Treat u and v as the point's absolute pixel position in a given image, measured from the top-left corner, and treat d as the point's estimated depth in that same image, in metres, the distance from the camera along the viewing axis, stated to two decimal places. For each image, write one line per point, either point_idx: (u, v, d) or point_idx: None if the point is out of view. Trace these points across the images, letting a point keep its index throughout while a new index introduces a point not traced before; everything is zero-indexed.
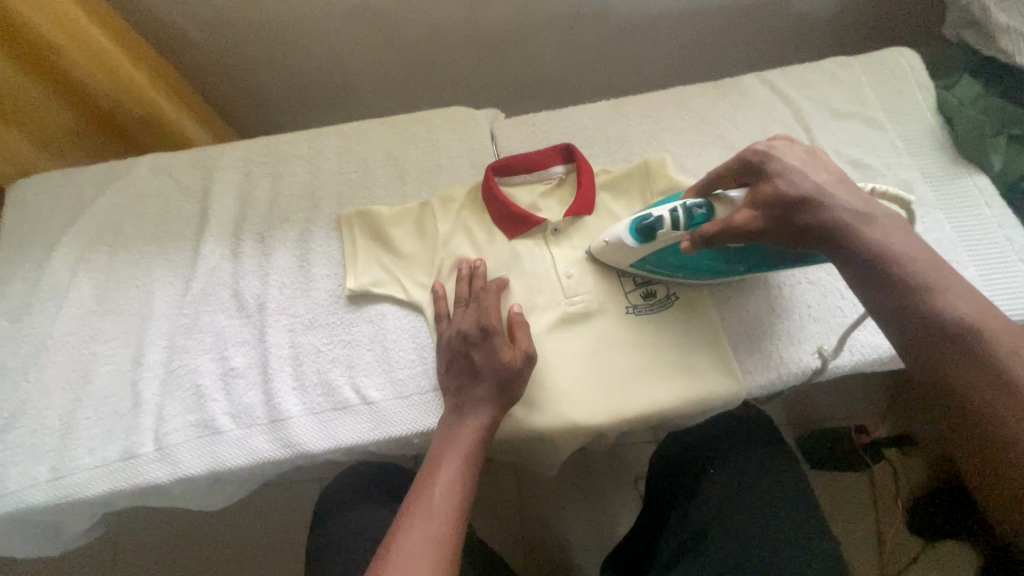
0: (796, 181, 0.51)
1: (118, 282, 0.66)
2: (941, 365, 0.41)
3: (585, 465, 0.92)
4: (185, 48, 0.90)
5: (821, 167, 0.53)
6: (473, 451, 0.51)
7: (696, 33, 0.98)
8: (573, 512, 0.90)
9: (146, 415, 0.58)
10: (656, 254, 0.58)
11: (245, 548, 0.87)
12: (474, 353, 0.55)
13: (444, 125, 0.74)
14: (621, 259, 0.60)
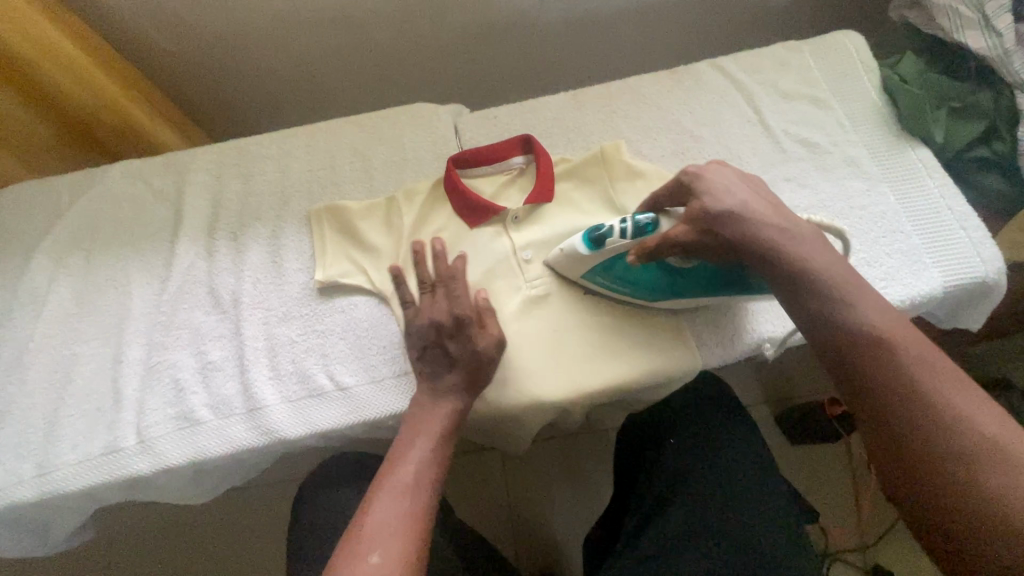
0: (721, 198, 0.53)
1: (95, 284, 0.67)
2: (859, 364, 0.44)
3: (565, 445, 0.95)
4: (155, 57, 0.92)
5: (751, 189, 0.55)
6: (446, 431, 0.54)
7: (658, 23, 1.01)
8: (555, 491, 0.93)
9: (127, 410, 0.61)
10: (607, 263, 0.60)
11: (238, 540, 0.90)
12: (449, 344, 0.58)
13: (408, 121, 0.77)
14: (575, 268, 0.62)
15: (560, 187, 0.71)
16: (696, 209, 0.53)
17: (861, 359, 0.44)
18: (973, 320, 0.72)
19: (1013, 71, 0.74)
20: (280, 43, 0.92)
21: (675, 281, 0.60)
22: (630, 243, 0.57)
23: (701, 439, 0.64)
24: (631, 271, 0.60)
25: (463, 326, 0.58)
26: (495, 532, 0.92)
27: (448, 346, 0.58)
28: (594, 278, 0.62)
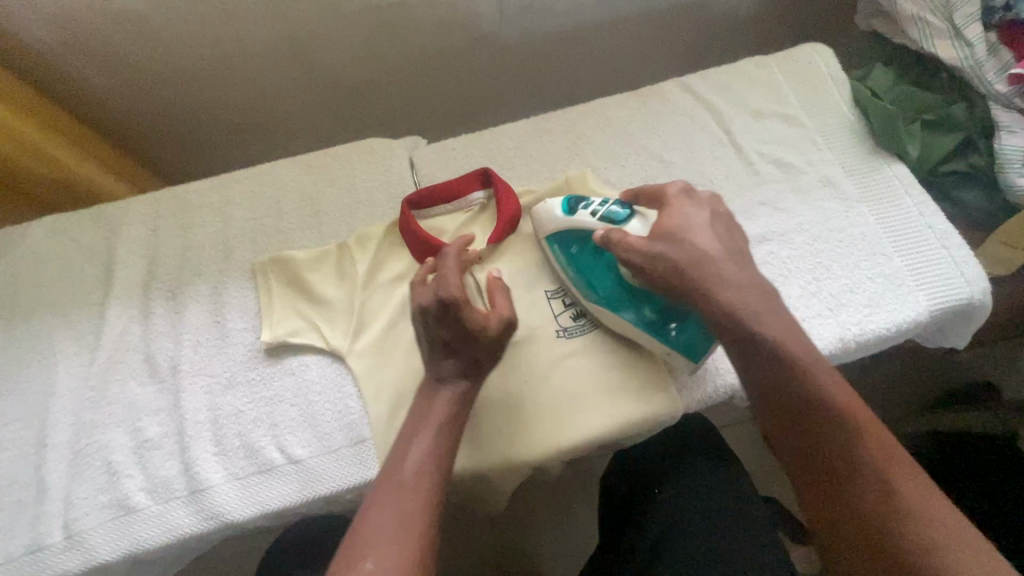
0: (689, 235, 0.52)
1: (16, 359, 0.61)
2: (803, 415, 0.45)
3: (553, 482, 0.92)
4: (87, 96, 0.85)
5: (722, 234, 0.53)
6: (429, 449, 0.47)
7: (623, 40, 0.98)
8: (544, 532, 0.88)
9: (53, 502, 0.55)
10: (578, 238, 0.59)
11: None
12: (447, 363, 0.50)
13: (359, 159, 0.72)
14: (543, 228, 0.61)
15: (526, 221, 0.67)
16: (665, 223, 0.53)
17: (806, 427, 0.45)
18: (960, 339, 0.70)
19: (987, 82, 0.72)
20: (222, 75, 0.86)
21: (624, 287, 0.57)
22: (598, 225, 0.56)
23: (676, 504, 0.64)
24: (588, 258, 0.59)
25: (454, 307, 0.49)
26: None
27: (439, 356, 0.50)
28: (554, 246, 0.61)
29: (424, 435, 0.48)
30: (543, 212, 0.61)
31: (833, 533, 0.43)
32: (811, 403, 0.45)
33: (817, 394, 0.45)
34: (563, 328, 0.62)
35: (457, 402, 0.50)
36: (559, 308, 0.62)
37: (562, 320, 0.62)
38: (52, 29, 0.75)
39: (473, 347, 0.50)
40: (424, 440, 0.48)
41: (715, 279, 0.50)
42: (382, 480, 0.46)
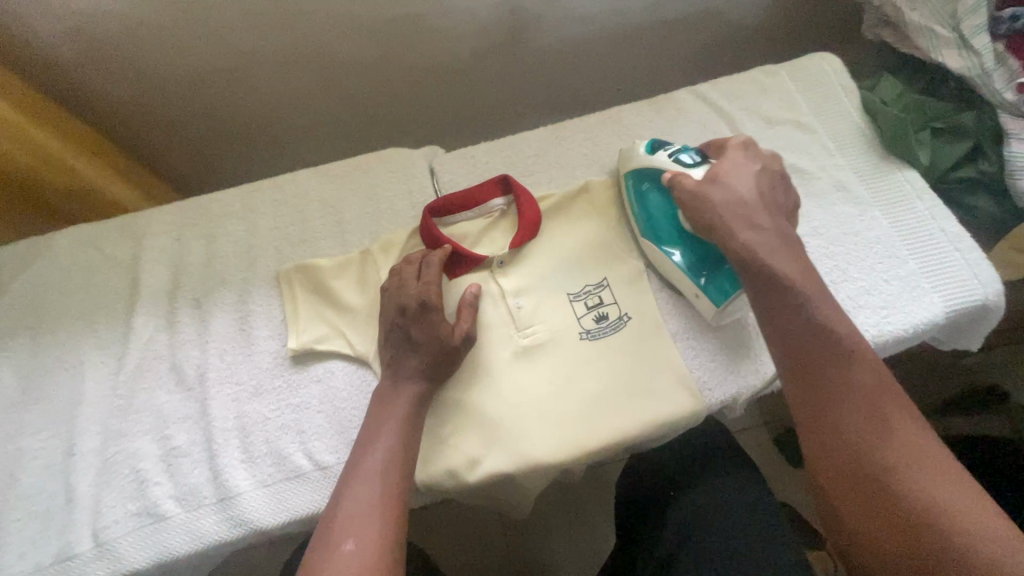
0: (736, 182, 0.57)
1: (44, 367, 0.61)
2: (830, 374, 0.47)
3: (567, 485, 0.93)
4: (105, 109, 0.86)
5: (773, 189, 0.58)
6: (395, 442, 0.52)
7: (634, 51, 0.99)
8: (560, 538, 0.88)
9: (82, 510, 0.55)
10: (651, 176, 0.64)
11: None
12: (410, 358, 0.56)
13: (381, 168, 0.73)
14: (626, 165, 0.67)
15: (546, 227, 0.68)
16: (725, 171, 0.58)
17: (833, 385, 0.46)
18: (973, 339, 0.71)
19: (996, 90, 0.73)
20: (239, 86, 0.87)
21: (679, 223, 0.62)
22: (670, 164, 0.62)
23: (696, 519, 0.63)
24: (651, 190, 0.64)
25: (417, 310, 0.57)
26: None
27: (402, 358, 0.56)
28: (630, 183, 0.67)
29: (386, 432, 0.52)
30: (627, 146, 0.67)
31: (847, 508, 0.44)
32: (837, 381, 0.46)
33: (847, 373, 0.46)
34: (587, 331, 0.62)
35: (419, 396, 0.55)
36: (582, 312, 0.63)
37: (585, 324, 0.62)
38: (71, 41, 0.76)
39: (433, 342, 0.56)
40: (387, 437, 0.52)
41: (745, 221, 0.54)
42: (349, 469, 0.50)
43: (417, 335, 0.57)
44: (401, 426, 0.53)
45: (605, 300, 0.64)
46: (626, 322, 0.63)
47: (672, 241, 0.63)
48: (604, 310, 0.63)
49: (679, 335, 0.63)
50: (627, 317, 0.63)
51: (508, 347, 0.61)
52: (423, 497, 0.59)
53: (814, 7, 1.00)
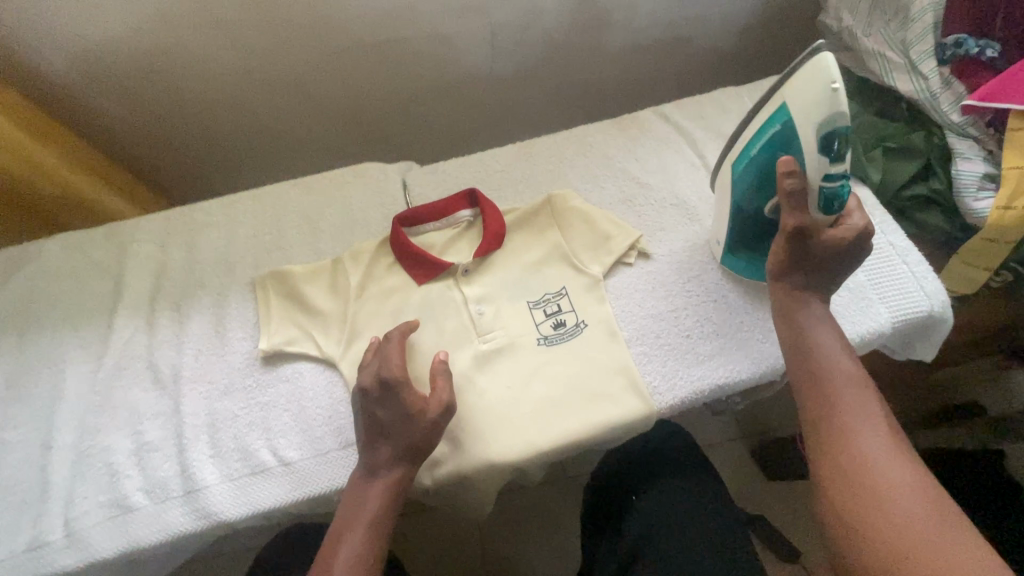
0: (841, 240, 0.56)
1: (27, 366, 0.64)
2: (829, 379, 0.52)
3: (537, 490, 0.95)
4: (103, 125, 0.91)
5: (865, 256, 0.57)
6: (373, 522, 0.52)
7: (606, 73, 1.05)
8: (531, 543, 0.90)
9: (55, 500, 0.57)
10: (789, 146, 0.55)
11: None
12: (381, 447, 0.54)
13: (356, 180, 0.77)
14: (803, 93, 0.52)
15: (510, 238, 0.71)
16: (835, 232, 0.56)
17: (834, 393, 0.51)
18: (926, 352, 0.73)
19: (942, 113, 0.77)
20: (233, 104, 0.93)
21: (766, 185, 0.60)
22: (809, 155, 0.53)
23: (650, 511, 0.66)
24: (774, 134, 0.56)
25: (394, 387, 0.54)
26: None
27: (377, 445, 0.54)
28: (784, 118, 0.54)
29: (350, 538, 0.51)
30: (810, 78, 0.51)
31: (831, 490, 0.46)
32: (838, 405, 0.50)
33: (845, 391, 0.51)
34: (545, 337, 0.65)
35: (388, 492, 0.53)
36: (540, 318, 0.66)
37: (544, 328, 0.65)
38: (73, 63, 0.81)
39: (405, 430, 0.54)
40: (353, 535, 0.52)
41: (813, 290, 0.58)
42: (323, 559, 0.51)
43: (391, 417, 0.54)
44: (371, 526, 0.52)
45: (563, 308, 0.67)
46: (582, 328, 0.66)
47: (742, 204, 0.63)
48: (562, 318, 0.66)
49: (634, 342, 0.66)
50: (583, 325, 0.66)
51: (468, 350, 0.64)
52: None
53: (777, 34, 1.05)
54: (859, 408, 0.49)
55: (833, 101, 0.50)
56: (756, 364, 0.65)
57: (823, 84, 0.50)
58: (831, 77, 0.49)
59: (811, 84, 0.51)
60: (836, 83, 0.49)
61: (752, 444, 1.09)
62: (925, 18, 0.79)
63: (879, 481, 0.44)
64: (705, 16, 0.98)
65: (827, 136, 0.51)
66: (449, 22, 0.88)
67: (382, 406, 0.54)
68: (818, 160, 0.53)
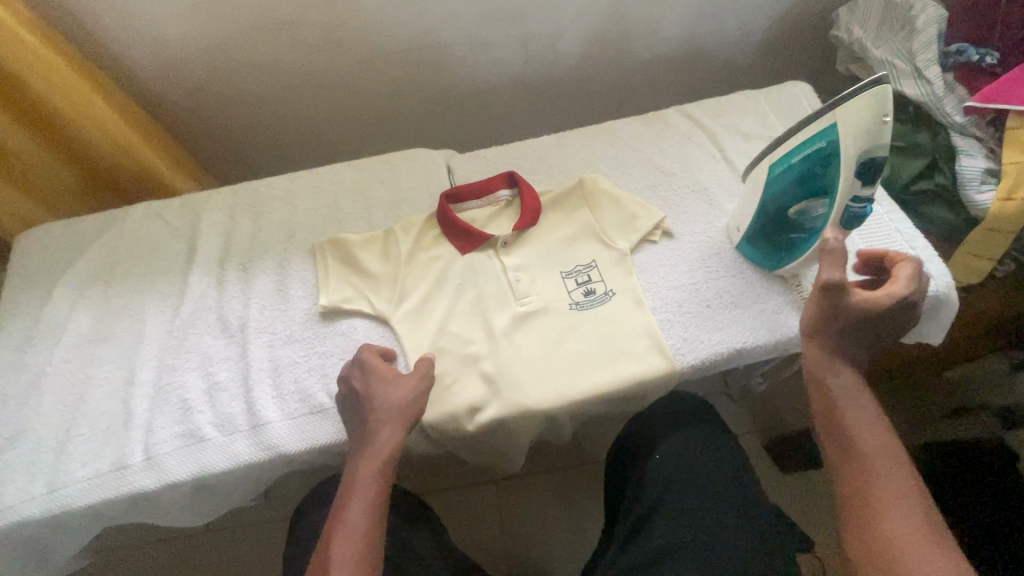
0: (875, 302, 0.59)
1: (112, 313, 0.72)
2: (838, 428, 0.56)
3: (549, 462, 1.12)
4: (175, 113, 1.01)
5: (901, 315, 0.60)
6: (378, 489, 0.55)
7: (631, 79, 1.13)
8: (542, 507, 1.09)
9: (136, 428, 0.64)
10: (823, 165, 0.60)
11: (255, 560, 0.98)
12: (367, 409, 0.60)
13: (404, 163, 0.85)
14: (849, 120, 0.56)
15: (545, 216, 0.78)
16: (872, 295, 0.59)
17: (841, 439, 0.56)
18: (935, 334, 0.78)
19: (946, 114, 0.84)
20: (292, 98, 1.02)
21: (797, 196, 0.65)
22: (846, 178, 0.58)
23: (673, 473, 0.71)
24: (816, 150, 0.60)
25: (370, 364, 0.62)
26: (487, 541, 1.07)
27: (364, 412, 0.60)
28: (827, 138, 0.58)
29: (359, 495, 0.54)
30: (864, 108, 0.55)
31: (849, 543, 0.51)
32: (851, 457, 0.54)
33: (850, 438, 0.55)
34: (577, 303, 0.71)
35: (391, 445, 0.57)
36: (573, 286, 0.72)
37: (575, 296, 0.72)
38: (158, 58, 0.91)
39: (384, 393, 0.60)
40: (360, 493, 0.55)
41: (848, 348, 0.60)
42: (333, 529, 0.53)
43: (367, 387, 0.61)
44: (373, 486, 0.55)
45: (593, 279, 0.73)
46: (610, 297, 0.72)
47: (769, 206, 0.69)
48: (592, 287, 0.72)
49: (658, 309, 0.72)
50: (611, 294, 0.72)
51: (506, 311, 0.70)
52: (427, 439, 0.68)
53: (791, 46, 1.13)
54: (879, 455, 0.53)
55: (879, 131, 0.55)
56: (771, 333, 0.71)
57: (875, 116, 0.54)
58: (883, 110, 0.54)
59: (864, 112, 0.55)
60: (886, 117, 0.54)
61: (764, 434, 1.13)
62: (929, 29, 0.87)
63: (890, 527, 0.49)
64: (725, 29, 1.07)
65: (864, 163, 0.57)
66: (492, 30, 0.97)
67: (355, 376, 0.62)
68: (852, 183, 0.58)
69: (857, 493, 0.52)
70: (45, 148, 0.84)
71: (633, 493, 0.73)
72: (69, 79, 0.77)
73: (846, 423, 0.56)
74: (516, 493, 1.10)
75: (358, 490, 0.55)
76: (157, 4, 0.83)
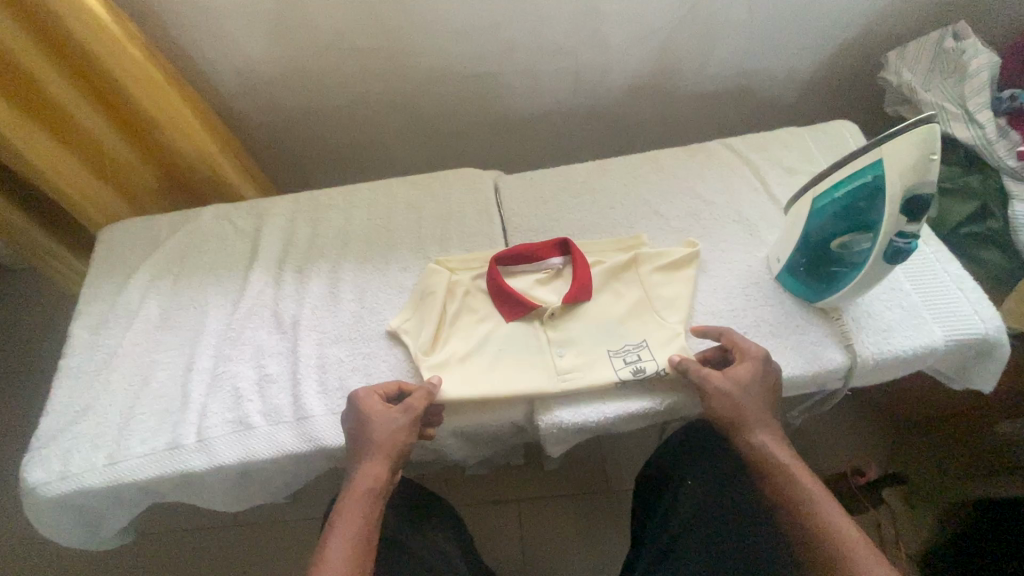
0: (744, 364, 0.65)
1: (180, 302, 0.78)
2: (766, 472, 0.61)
3: (576, 479, 1.12)
4: (248, 127, 1.10)
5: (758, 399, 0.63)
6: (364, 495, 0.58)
7: (677, 112, 1.16)
8: (567, 529, 1.08)
9: (192, 412, 0.68)
10: (868, 200, 0.61)
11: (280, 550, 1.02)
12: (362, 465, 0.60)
13: (454, 182, 0.89)
14: (901, 157, 0.57)
15: (595, 275, 0.76)
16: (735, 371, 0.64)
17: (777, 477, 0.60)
18: (984, 381, 0.76)
19: (999, 157, 0.83)
20: (354, 118, 1.10)
21: (837, 229, 0.66)
22: (891, 212, 0.59)
23: (695, 494, 0.71)
24: (862, 183, 0.61)
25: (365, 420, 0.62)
26: (507, 560, 1.06)
27: (359, 437, 0.61)
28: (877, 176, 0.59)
29: (342, 523, 0.57)
30: (912, 144, 0.55)
31: None
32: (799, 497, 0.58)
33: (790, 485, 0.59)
34: (623, 380, 0.67)
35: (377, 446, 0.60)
36: (620, 364, 0.68)
37: (625, 378, 0.67)
38: (240, 78, 1.00)
39: (383, 428, 0.61)
40: (344, 517, 0.57)
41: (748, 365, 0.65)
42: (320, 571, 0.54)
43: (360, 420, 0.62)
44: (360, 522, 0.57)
45: (643, 357, 0.69)
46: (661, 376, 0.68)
47: (811, 240, 0.69)
48: (642, 364, 0.68)
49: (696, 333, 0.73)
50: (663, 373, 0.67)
51: (542, 327, 0.72)
52: (459, 441, 0.70)
53: (839, 87, 1.14)
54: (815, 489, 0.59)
55: (926, 169, 0.55)
56: (811, 366, 0.70)
57: (923, 153, 0.55)
58: (930, 149, 0.55)
59: (911, 150, 0.56)
60: (934, 155, 0.55)
61: None
62: (979, 76, 0.88)
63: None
64: (773, 68, 1.09)
65: (910, 198, 0.57)
66: (545, 61, 1.02)
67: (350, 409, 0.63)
68: (897, 219, 0.59)
69: (825, 551, 0.55)
70: (133, 151, 0.93)
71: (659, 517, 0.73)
72: (165, 91, 0.86)
73: (797, 491, 0.59)
74: (542, 514, 1.10)
75: (340, 530, 0.56)
76: (245, 30, 0.92)
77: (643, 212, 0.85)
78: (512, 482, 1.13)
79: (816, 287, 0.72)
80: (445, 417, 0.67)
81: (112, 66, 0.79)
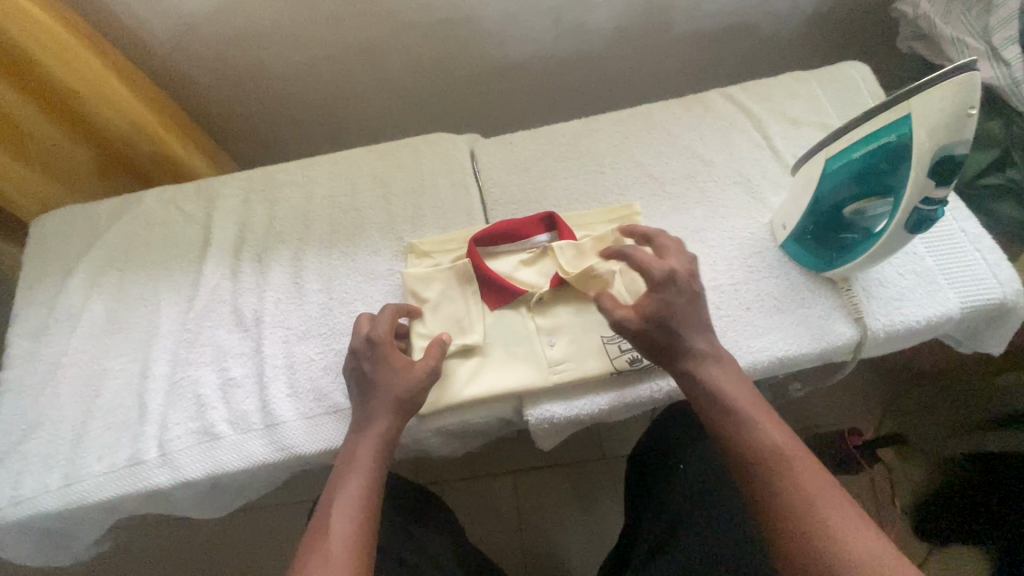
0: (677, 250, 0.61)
1: (127, 302, 0.70)
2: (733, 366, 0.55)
3: (571, 448, 1.10)
4: (193, 93, 0.98)
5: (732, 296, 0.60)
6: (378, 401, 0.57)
7: (669, 56, 1.06)
8: (562, 499, 1.06)
9: (151, 424, 0.63)
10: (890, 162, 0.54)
11: (268, 539, 0.99)
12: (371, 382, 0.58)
13: (425, 149, 0.80)
14: (936, 112, 0.49)
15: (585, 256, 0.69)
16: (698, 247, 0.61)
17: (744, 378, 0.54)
18: (996, 343, 0.71)
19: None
20: (312, 77, 0.98)
21: (851, 196, 0.59)
22: (916, 175, 0.52)
23: (697, 470, 0.65)
24: (884, 144, 0.54)
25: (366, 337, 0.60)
26: (503, 533, 1.05)
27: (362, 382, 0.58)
28: (902, 136, 0.52)
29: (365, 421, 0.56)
30: (946, 97, 0.48)
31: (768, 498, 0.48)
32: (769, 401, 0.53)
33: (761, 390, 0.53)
34: (619, 371, 0.62)
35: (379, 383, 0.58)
36: (615, 352, 0.63)
37: (622, 368, 0.62)
38: (176, 38, 0.87)
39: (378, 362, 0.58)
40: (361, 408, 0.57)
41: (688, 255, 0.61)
42: (344, 469, 0.54)
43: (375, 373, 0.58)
44: (355, 508, 0.51)
45: None
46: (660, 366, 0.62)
47: (818, 206, 0.63)
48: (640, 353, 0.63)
49: None
50: None
51: (529, 314, 0.66)
52: (444, 439, 0.66)
53: (847, 19, 1.04)
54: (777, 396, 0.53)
55: (961, 126, 0.48)
56: (819, 342, 0.65)
57: (959, 107, 0.47)
58: (969, 102, 0.47)
59: (945, 104, 0.48)
60: (973, 109, 0.47)
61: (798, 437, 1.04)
62: (1009, 4, 0.76)
63: (818, 501, 0.46)
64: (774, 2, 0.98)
65: (941, 160, 0.50)
66: (521, 3, 0.90)
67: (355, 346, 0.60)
68: (923, 183, 0.52)
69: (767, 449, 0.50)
70: (56, 127, 0.81)
71: (653, 510, 0.67)
72: (84, 57, 0.75)
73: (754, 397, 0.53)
74: (537, 485, 1.08)
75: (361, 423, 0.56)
76: None
77: (634, 175, 0.77)
78: (504, 456, 1.11)
79: (825, 254, 0.66)
80: (427, 416, 0.62)
81: (4, 27, 0.67)
